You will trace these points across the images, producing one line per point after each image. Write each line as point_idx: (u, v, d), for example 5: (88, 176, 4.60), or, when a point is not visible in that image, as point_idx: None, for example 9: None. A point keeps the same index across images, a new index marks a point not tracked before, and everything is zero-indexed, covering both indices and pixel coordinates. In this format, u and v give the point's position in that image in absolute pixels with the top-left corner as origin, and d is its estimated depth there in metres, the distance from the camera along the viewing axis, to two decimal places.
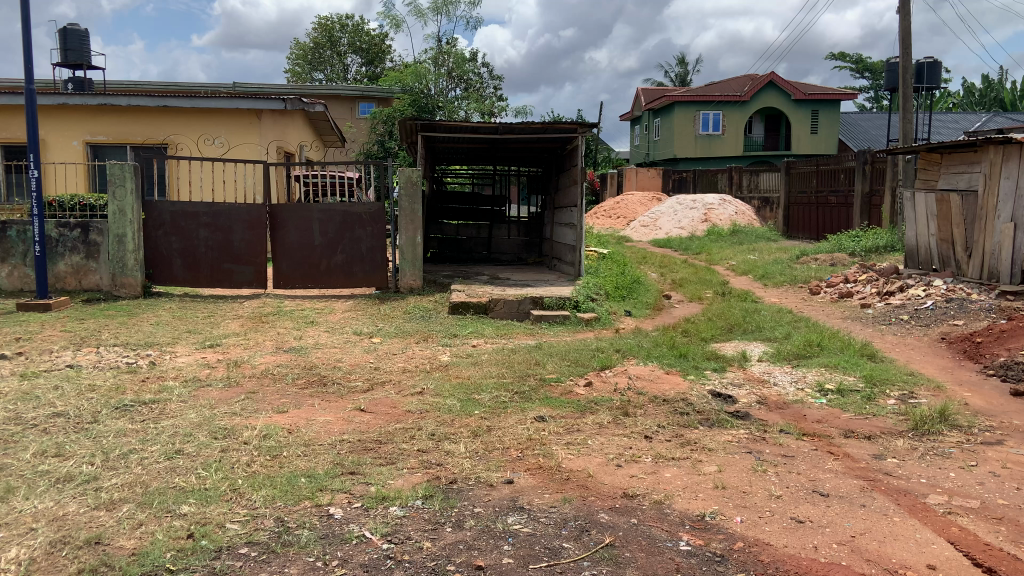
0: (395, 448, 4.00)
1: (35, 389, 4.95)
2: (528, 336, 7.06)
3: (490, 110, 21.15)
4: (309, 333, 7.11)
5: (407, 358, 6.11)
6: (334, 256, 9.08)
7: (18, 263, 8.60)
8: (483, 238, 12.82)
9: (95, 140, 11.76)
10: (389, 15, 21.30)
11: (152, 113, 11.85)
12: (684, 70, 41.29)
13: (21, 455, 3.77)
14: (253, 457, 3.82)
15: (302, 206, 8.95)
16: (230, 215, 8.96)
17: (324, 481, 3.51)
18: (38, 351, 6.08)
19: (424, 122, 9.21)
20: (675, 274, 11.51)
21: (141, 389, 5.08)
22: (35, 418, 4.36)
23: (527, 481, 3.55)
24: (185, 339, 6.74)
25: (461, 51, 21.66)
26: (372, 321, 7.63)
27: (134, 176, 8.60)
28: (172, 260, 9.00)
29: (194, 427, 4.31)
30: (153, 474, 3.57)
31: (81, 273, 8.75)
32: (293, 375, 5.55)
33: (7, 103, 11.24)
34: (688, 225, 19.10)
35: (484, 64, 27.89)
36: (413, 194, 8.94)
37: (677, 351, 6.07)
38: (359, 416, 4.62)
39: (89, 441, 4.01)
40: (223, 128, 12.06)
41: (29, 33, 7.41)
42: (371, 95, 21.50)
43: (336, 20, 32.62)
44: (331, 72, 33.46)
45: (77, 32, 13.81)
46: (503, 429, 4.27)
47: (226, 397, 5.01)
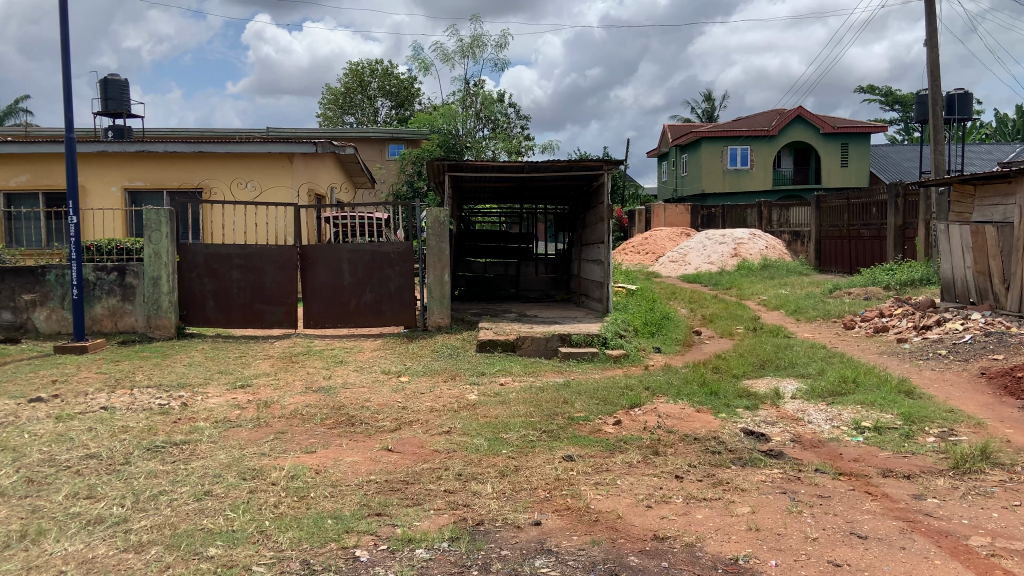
0: (422, 488, 3.96)
1: (69, 431, 5.02)
2: (557, 374, 7.00)
3: (517, 149, 21.34)
4: (338, 372, 7.15)
5: (434, 397, 6.09)
6: (363, 295, 9.16)
7: (56, 306, 8.81)
8: (511, 275, 12.87)
9: (132, 186, 12.12)
10: (418, 58, 21.71)
11: (188, 159, 12.18)
12: (712, 107, 41.51)
13: (53, 498, 3.81)
14: (281, 498, 3.82)
15: (332, 247, 9.08)
16: (262, 257, 9.10)
17: (351, 522, 3.48)
18: (74, 393, 6.18)
19: (451, 161, 9.34)
20: (705, 310, 11.40)
21: (172, 431, 5.13)
22: (69, 460, 4.42)
23: (555, 522, 3.48)
24: (216, 380, 6.81)
25: (488, 92, 22.05)
26: (401, 360, 7.65)
27: (169, 220, 8.80)
28: (205, 301, 9.15)
29: (223, 467, 4.33)
30: (182, 516, 3.58)
31: (117, 315, 8.93)
32: (321, 416, 5.55)
33: (50, 152, 11.65)
34: (718, 259, 18.96)
35: (511, 105, 28.29)
36: (440, 234, 9.03)
37: (708, 389, 5.97)
38: (386, 455, 4.60)
39: (120, 483, 4.05)
40: (256, 172, 12.33)
41: (69, 83, 7.69)
42: (401, 136, 21.87)
43: (366, 66, 33.42)
44: (362, 116, 34.20)
45: (117, 82, 14.32)
46: (531, 469, 4.22)
47: (255, 437, 5.03)
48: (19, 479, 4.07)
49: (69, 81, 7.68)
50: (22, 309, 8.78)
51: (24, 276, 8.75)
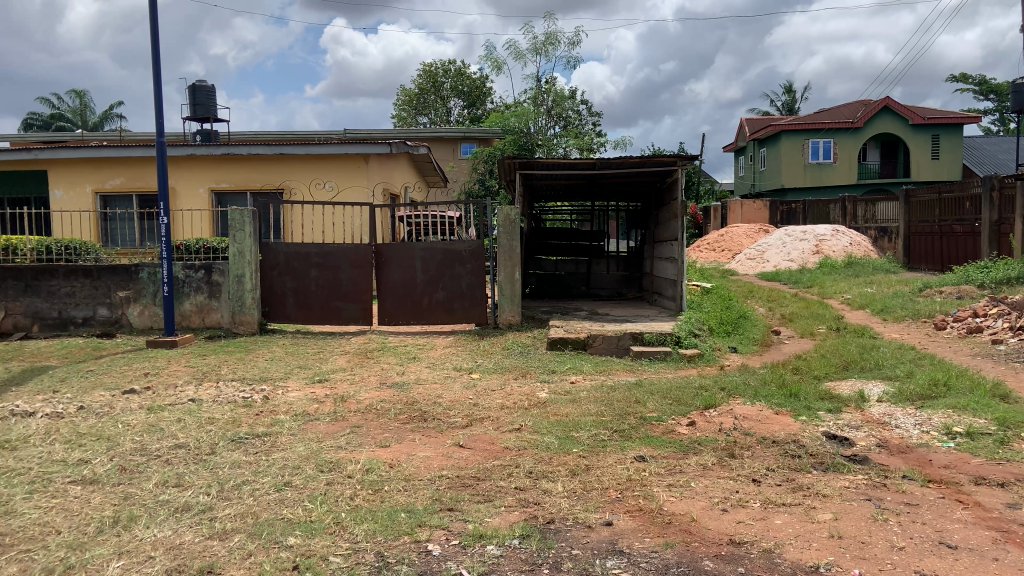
0: (493, 485, 3.98)
1: (160, 422, 5.28)
2: (629, 373, 6.90)
3: (589, 146, 21.18)
4: (411, 368, 7.28)
5: (505, 395, 6.12)
6: (435, 293, 9.29)
7: (149, 303, 9.28)
8: (582, 273, 12.80)
9: (218, 187, 12.66)
10: (490, 58, 21.82)
11: (270, 161, 12.62)
12: (792, 99, 40.18)
13: (144, 485, 4.01)
14: (356, 491, 3.90)
15: (404, 245, 9.23)
16: (338, 255, 9.33)
17: (423, 517, 3.53)
18: (164, 385, 6.50)
19: (522, 159, 9.35)
20: (784, 309, 11.04)
21: (254, 423, 5.32)
22: (159, 449, 4.65)
23: (627, 523, 3.44)
24: (296, 374, 7.02)
25: (560, 89, 21.97)
26: (472, 357, 7.72)
27: (251, 221, 9.12)
28: (285, 299, 9.44)
29: (302, 459, 4.46)
30: (263, 505, 3.71)
31: (205, 312, 9.35)
32: (395, 411, 5.65)
33: (142, 156, 12.26)
34: (799, 258, 18.35)
35: (583, 102, 28.19)
36: (511, 232, 9.06)
37: (787, 390, 5.78)
38: (458, 451, 4.64)
39: (207, 472, 4.23)
40: (333, 173, 12.65)
41: (160, 89, 8.08)
42: (473, 135, 22.00)
43: (440, 66, 33.80)
44: (435, 116, 34.68)
45: (205, 88, 14.97)
46: (603, 469, 4.17)
47: (332, 431, 5.15)
48: (113, 467, 4.31)
49: (159, 88, 8.07)
50: (117, 305, 9.28)
51: (119, 273, 9.25)
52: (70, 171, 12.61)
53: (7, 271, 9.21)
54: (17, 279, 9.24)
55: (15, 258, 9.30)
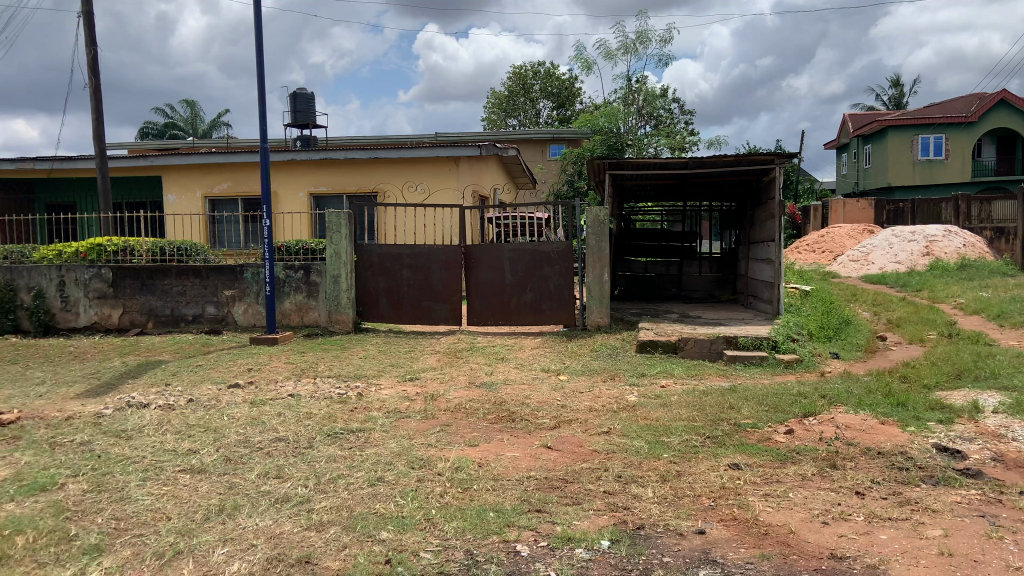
0: (581, 487, 3.96)
1: (262, 415, 5.53)
2: (722, 378, 6.71)
3: (681, 145, 20.78)
4: (499, 369, 7.33)
5: (594, 397, 6.07)
6: (524, 293, 9.32)
7: (253, 301, 9.74)
8: (673, 275, 12.61)
9: (316, 191, 13.15)
10: (580, 58, 21.76)
11: (364, 165, 13.01)
12: (899, 93, 38.14)
13: (248, 475, 4.21)
14: (446, 489, 3.96)
15: (493, 246, 9.31)
16: (429, 256, 9.50)
17: (512, 517, 3.54)
18: (266, 380, 6.81)
19: (612, 159, 9.26)
20: (890, 313, 10.48)
21: (349, 418, 5.49)
22: (261, 442, 4.87)
23: (721, 533, 3.35)
24: (388, 372, 7.21)
25: (651, 88, 21.67)
26: (560, 358, 7.70)
27: (347, 223, 9.42)
28: (378, 299, 9.70)
29: (395, 456, 4.56)
30: (358, 499, 3.82)
31: (303, 311, 9.73)
32: (484, 410, 5.70)
33: (247, 161, 12.87)
34: (906, 259, 17.41)
35: (674, 101, 27.69)
36: (600, 232, 8.98)
37: (894, 399, 5.48)
38: (546, 453, 4.63)
39: (305, 465, 4.40)
40: (424, 175, 12.90)
41: (263, 97, 8.46)
42: (562, 136, 21.94)
43: (529, 68, 33.95)
44: (524, 118, 34.89)
45: (304, 95, 15.59)
46: (695, 475, 4.08)
47: (423, 429, 5.25)
48: (219, 457, 4.54)
49: (263, 95, 8.45)
50: (224, 303, 9.79)
51: (225, 273, 9.74)
52: (181, 177, 13.38)
53: (125, 271, 9.84)
54: (134, 278, 9.87)
55: (133, 258, 9.92)
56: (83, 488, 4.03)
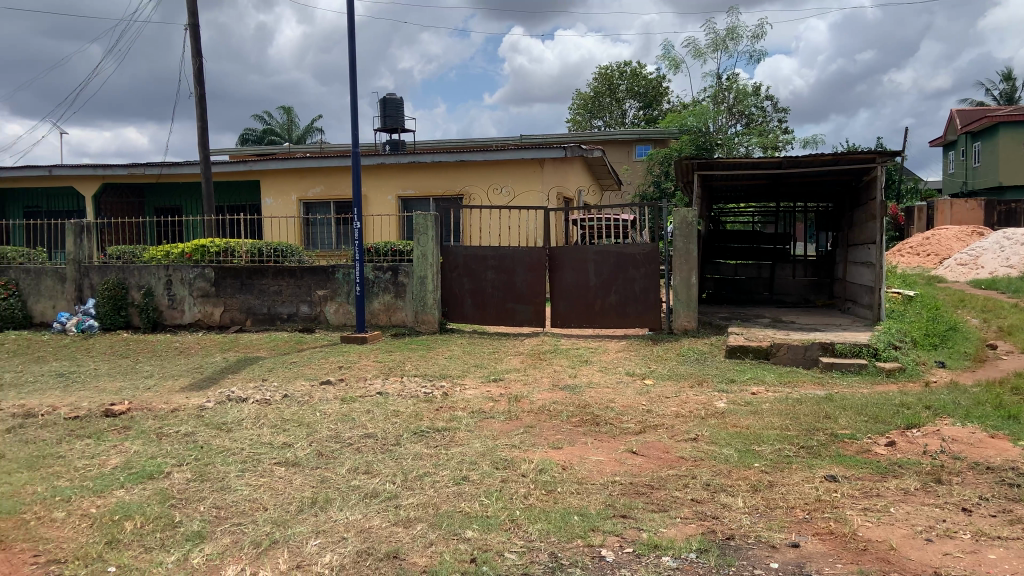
0: (668, 495, 3.88)
1: (352, 412, 5.70)
2: (817, 386, 6.45)
3: (773, 144, 20.12)
4: (583, 371, 7.29)
5: (681, 403, 5.95)
6: (608, 296, 9.24)
7: (343, 301, 10.06)
8: (764, 278, 12.24)
9: (404, 194, 13.45)
10: (668, 57, 21.42)
11: (451, 169, 13.21)
12: (1012, 87, 35.77)
13: (338, 470, 4.34)
14: (530, 490, 3.97)
15: (578, 248, 9.28)
16: (514, 258, 9.55)
17: (597, 521, 3.51)
18: (355, 378, 7.01)
19: (701, 160, 9.07)
20: (1002, 320, 9.82)
21: (435, 417, 5.58)
22: (351, 438, 5.01)
23: (816, 547, 3.21)
24: (473, 373, 7.29)
25: (743, 85, 21.11)
26: (646, 362, 7.59)
27: (434, 225, 9.58)
28: (463, 300, 9.83)
29: (479, 456, 4.60)
30: (444, 497, 3.87)
31: (391, 311, 9.96)
32: (568, 413, 5.68)
33: (339, 166, 13.29)
34: (1020, 263, 16.30)
35: (767, 98, 26.87)
36: (688, 234, 8.79)
37: (1007, 412, 5.13)
38: (631, 458, 4.57)
39: (393, 462, 4.50)
40: (509, 178, 12.98)
41: (355, 103, 8.71)
42: (649, 136, 21.53)
43: (615, 68, 33.68)
44: (610, 119, 34.64)
45: (394, 100, 15.96)
46: (788, 487, 3.93)
47: (507, 430, 5.28)
48: (312, 451, 4.69)
49: (355, 101, 8.70)
50: (316, 302, 10.14)
51: (318, 274, 10.09)
52: (277, 181, 13.94)
53: (226, 271, 10.34)
54: (234, 277, 10.35)
55: (233, 259, 10.40)
56: (187, 477, 4.25)
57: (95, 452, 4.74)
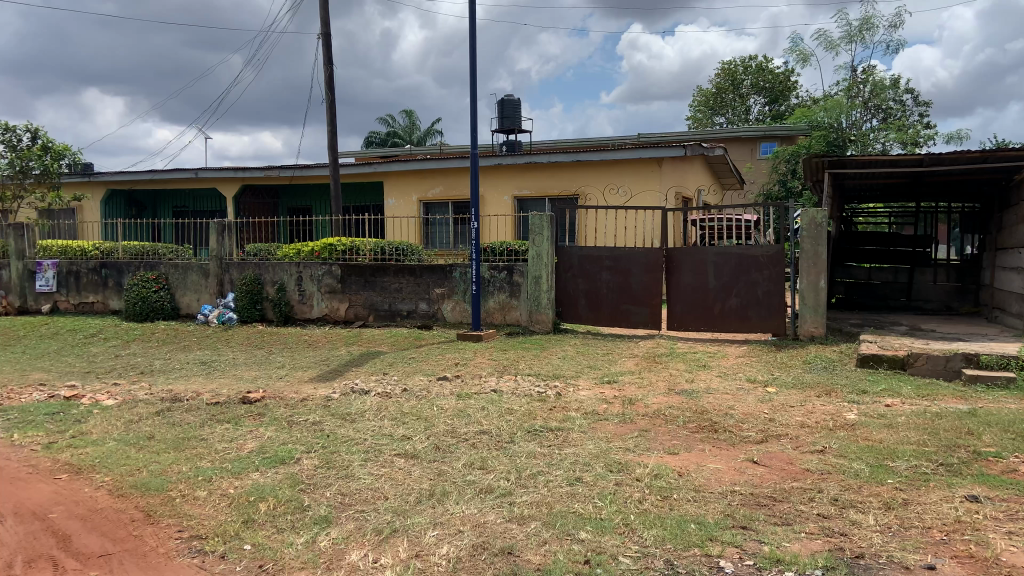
0: (791, 508, 3.71)
1: (468, 408, 5.82)
2: (959, 400, 5.97)
3: (913, 140, 18.81)
4: (701, 376, 7.10)
5: (806, 413, 5.67)
6: (728, 299, 8.95)
7: (460, 299, 10.28)
8: (901, 284, 11.44)
9: (521, 194, 13.58)
10: (797, 50, 20.49)
11: (568, 169, 13.22)
12: None
13: (455, 464, 4.44)
14: (645, 495, 3.90)
15: (697, 249, 9.05)
16: (630, 259, 9.43)
17: (715, 531, 3.40)
18: (471, 375, 7.15)
19: (832, 158, 8.63)
20: None
21: (548, 417, 5.60)
22: (467, 433, 5.11)
23: (955, 571, 2.98)
24: (587, 373, 7.26)
25: (880, 78, 19.86)
26: (769, 369, 7.30)
27: (550, 225, 9.62)
28: (578, 300, 9.80)
29: (593, 457, 4.58)
30: (557, 497, 3.87)
31: (506, 310, 10.08)
32: (685, 419, 5.54)
33: (458, 167, 13.59)
34: None
35: (907, 92, 25.14)
36: (816, 236, 8.38)
37: None
38: (751, 468, 4.40)
39: (506, 459, 4.54)
40: (626, 178, 12.83)
41: (475, 105, 8.88)
42: (775, 134, 20.70)
43: (740, 63, 32.60)
44: (733, 115, 33.56)
45: (512, 101, 16.15)
46: (924, 506, 3.66)
47: (622, 432, 5.23)
48: (430, 445, 4.82)
49: (474, 103, 8.87)
50: (434, 300, 10.41)
51: (437, 272, 10.37)
52: (400, 182, 14.45)
53: (351, 268, 10.81)
54: (358, 275, 10.80)
55: (358, 257, 10.86)
56: (315, 463, 4.47)
57: (233, 436, 5.08)
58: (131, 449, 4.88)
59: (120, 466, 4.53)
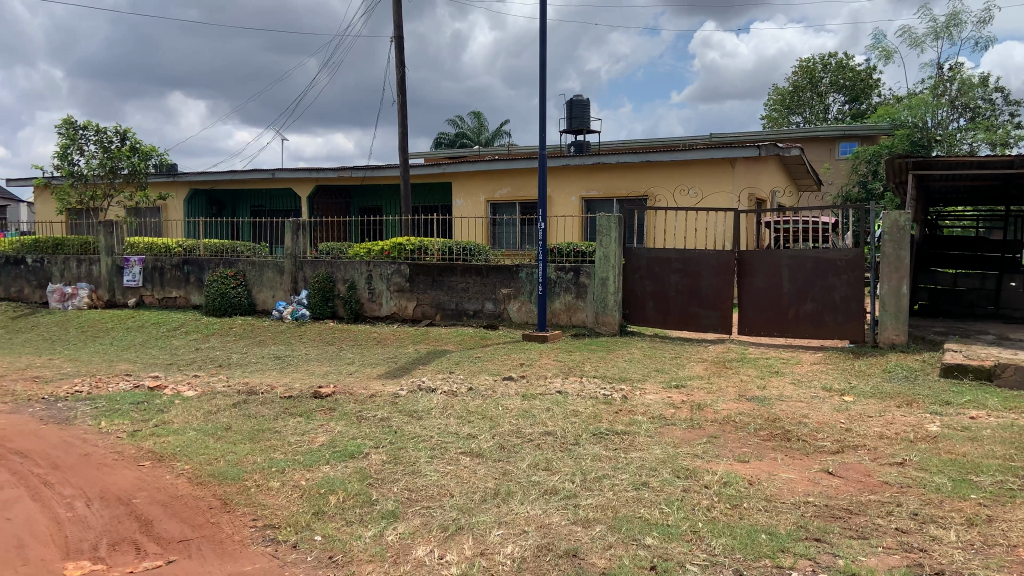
0: (867, 521, 3.56)
1: (533, 408, 5.81)
2: None
3: (1005, 140, 17.85)
4: (773, 383, 6.90)
5: (884, 423, 5.44)
6: (803, 304, 8.69)
7: (526, 300, 10.29)
8: (989, 290, 10.80)
9: (588, 195, 13.50)
10: (880, 47, 19.73)
11: (638, 169, 13.06)
12: None
13: (520, 464, 4.44)
14: (714, 503, 3.81)
15: (771, 252, 8.81)
16: (700, 261, 9.26)
17: (787, 542, 3.30)
18: (537, 375, 7.15)
19: (917, 158, 8.26)
20: None
21: (614, 420, 5.54)
22: (532, 434, 5.10)
23: None
24: (654, 377, 7.16)
25: (969, 75, 18.93)
26: (845, 377, 7.03)
27: (617, 227, 9.54)
28: (645, 302, 9.68)
29: (659, 462, 4.50)
30: (623, 501, 3.82)
31: (572, 311, 10.04)
32: (755, 426, 5.40)
33: (526, 167, 13.62)
34: None
35: (999, 89, 23.88)
36: (899, 239, 8.03)
37: None
38: (826, 479, 4.25)
39: (572, 461, 4.52)
40: (697, 178, 12.59)
41: (543, 106, 8.88)
42: (854, 133, 19.97)
43: (819, 61, 31.62)
44: (810, 114, 32.57)
45: (581, 102, 16.08)
46: (1012, 524, 3.46)
47: (690, 438, 5.13)
48: (494, 444, 4.84)
49: (543, 104, 8.87)
50: (501, 300, 10.46)
51: (503, 273, 10.41)
52: (469, 183, 14.58)
53: (420, 268, 10.96)
54: (426, 274, 10.94)
55: (426, 257, 11.01)
56: (383, 458, 4.54)
57: (305, 430, 5.22)
58: (210, 438, 5.08)
59: (199, 455, 4.71)
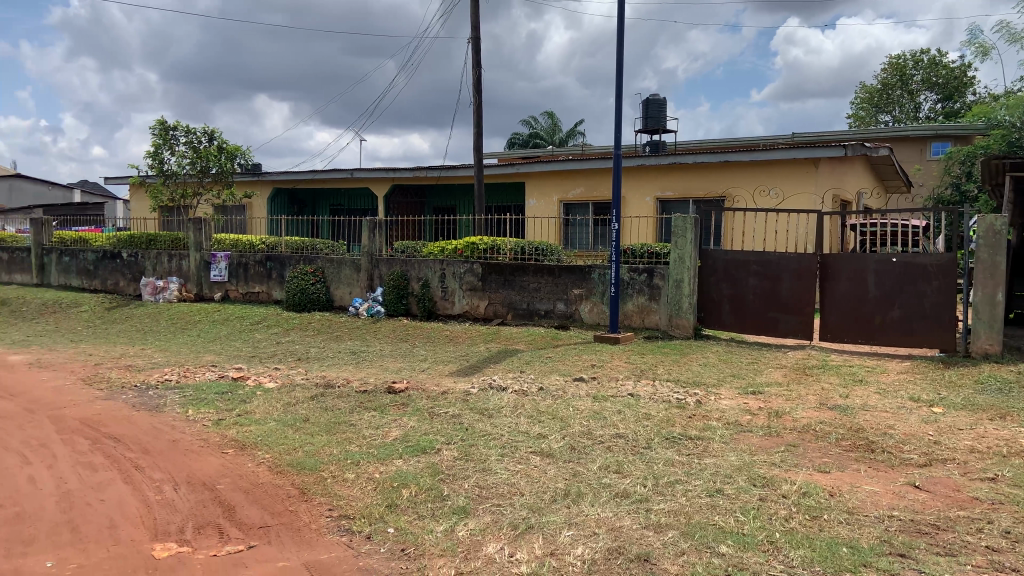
0: (956, 538, 3.38)
1: (604, 410, 5.76)
2: None
3: None
4: (856, 392, 6.63)
5: (976, 437, 5.15)
6: (889, 311, 8.33)
7: (598, 301, 10.22)
8: None
9: (663, 195, 13.31)
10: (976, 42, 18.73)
11: (715, 169, 12.80)
12: None
13: (590, 466, 4.41)
14: (792, 513, 3.69)
15: (856, 256, 8.49)
16: (780, 265, 9.01)
17: (869, 557, 3.16)
18: (609, 377, 7.08)
19: (1015, 159, 7.80)
20: None
21: (687, 425, 5.44)
22: (603, 436, 5.05)
23: None
24: (729, 382, 6.99)
25: None
26: (934, 388, 6.70)
27: (693, 228, 9.36)
28: (722, 305, 9.47)
29: (735, 469, 4.39)
30: (696, 507, 3.74)
31: (645, 313, 9.90)
32: (837, 436, 5.20)
33: (600, 168, 13.53)
34: None
35: None
36: (995, 244, 7.60)
37: None
38: (912, 493, 4.05)
39: (643, 464, 4.45)
40: (777, 179, 12.23)
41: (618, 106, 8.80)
42: (947, 133, 19.01)
43: (910, 57, 30.27)
44: (900, 113, 31.21)
45: (657, 101, 15.85)
46: None
47: (767, 446, 4.98)
48: (565, 445, 4.82)
49: (618, 103, 8.79)
50: (573, 301, 10.42)
51: (576, 273, 10.36)
52: (542, 183, 14.60)
53: (492, 267, 11.04)
54: (499, 274, 11.00)
55: (498, 256, 11.07)
56: (454, 455, 4.59)
57: (379, 424, 5.32)
58: (289, 429, 5.24)
59: (279, 445, 4.86)
